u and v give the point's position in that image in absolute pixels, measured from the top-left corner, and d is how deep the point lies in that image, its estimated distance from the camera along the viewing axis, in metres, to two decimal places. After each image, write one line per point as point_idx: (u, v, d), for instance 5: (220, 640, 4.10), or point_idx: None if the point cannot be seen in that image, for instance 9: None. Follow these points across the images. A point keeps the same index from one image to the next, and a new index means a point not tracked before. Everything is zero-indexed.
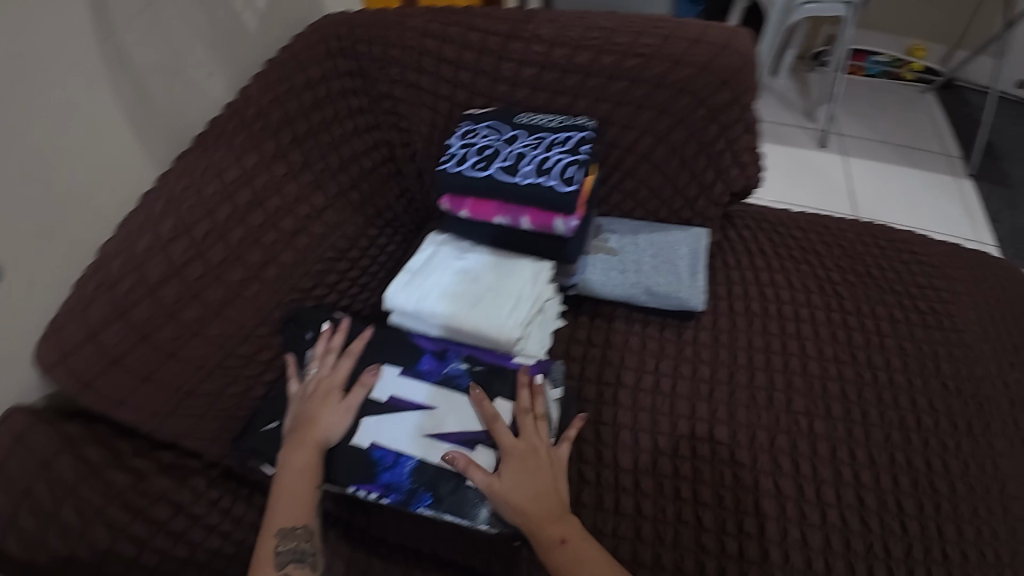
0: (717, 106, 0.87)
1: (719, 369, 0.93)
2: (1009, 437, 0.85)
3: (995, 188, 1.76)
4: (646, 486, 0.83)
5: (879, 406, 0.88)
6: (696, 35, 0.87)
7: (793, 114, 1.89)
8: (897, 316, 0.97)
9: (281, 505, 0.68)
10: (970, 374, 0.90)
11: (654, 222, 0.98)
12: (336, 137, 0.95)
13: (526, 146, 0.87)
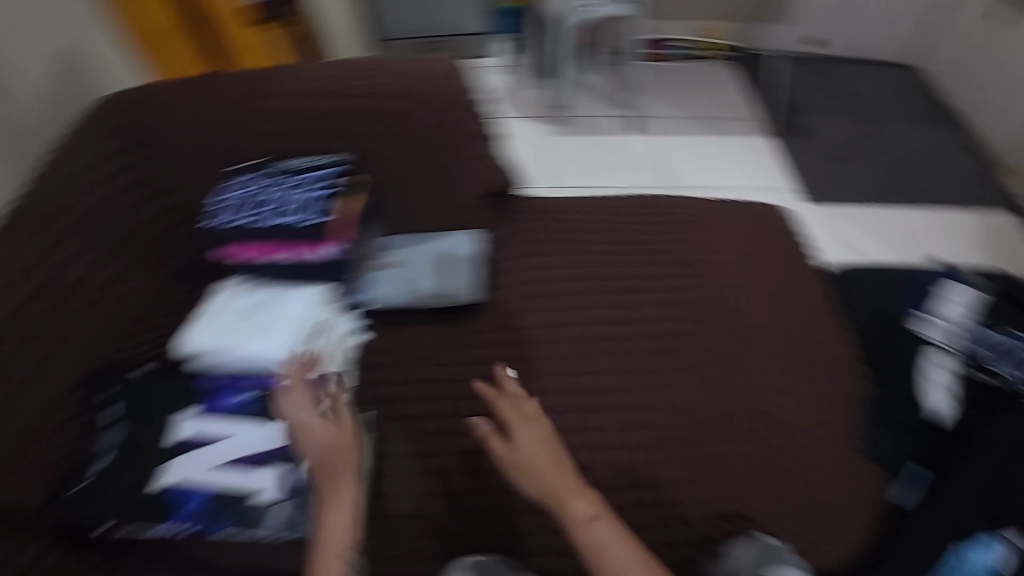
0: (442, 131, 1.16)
1: (510, 346, 1.01)
2: (739, 347, 1.04)
3: (792, 140, 2.08)
4: (453, 462, 0.90)
5: (643, 356, 1.01)
6: (410, 87, 1.17)
7: (604, 106, 2.11)
8: (654, 272, 1.12)
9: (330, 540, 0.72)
10: (704, 303, 1.08)
11: (426, 233, 1.13)
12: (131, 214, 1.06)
13: (292, 188, 1.07)
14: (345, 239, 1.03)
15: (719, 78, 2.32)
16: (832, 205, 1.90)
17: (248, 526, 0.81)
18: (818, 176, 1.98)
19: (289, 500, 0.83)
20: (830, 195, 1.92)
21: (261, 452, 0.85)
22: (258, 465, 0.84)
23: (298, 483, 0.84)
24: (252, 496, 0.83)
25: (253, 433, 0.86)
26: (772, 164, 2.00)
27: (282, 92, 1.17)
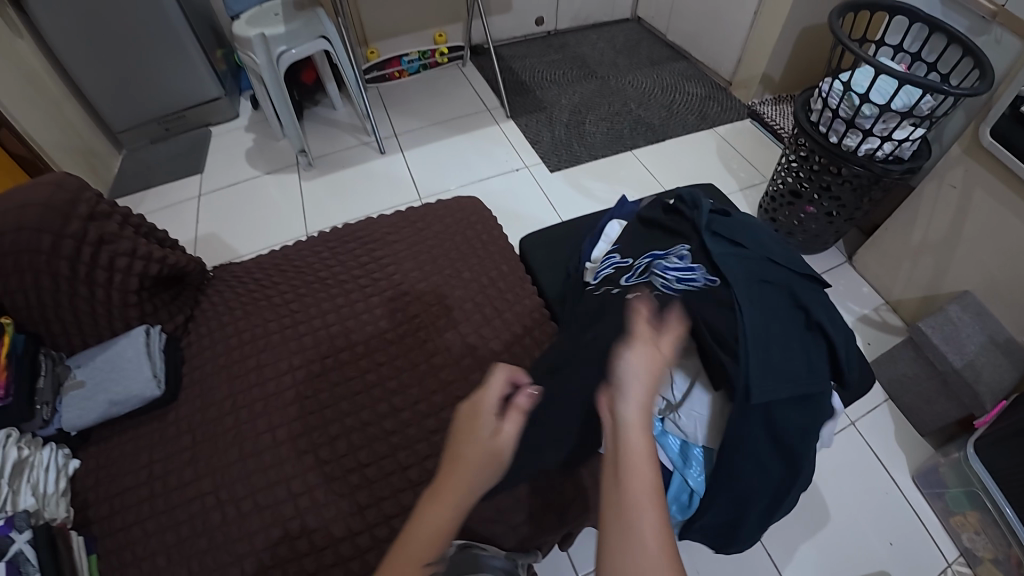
0: (71, 224, 0.96)
1: (227, 404, 1.00)
2: (450, 338, 1.07)
3: (532, 116, 2.23)
4: (189, 538, 0.88)
5: (357, 364, 1.04)
6: (29, 195, 0.96)
7: (353, 136, 2.19)
8: (356, 288, 1.14)
9: None
10: (412, 307, 1.11)
11: (106, 341, 1.05)
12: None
13: None
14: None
15: (459, 77, 2.46)
16: (574, 167, 2.04)
17: None
18: (560, 144, 2.12)
19: None
20: (570, 159, 2.06)
21: None
22: None
23: None
24: None
25: None
26: (522, 143, 2.11)
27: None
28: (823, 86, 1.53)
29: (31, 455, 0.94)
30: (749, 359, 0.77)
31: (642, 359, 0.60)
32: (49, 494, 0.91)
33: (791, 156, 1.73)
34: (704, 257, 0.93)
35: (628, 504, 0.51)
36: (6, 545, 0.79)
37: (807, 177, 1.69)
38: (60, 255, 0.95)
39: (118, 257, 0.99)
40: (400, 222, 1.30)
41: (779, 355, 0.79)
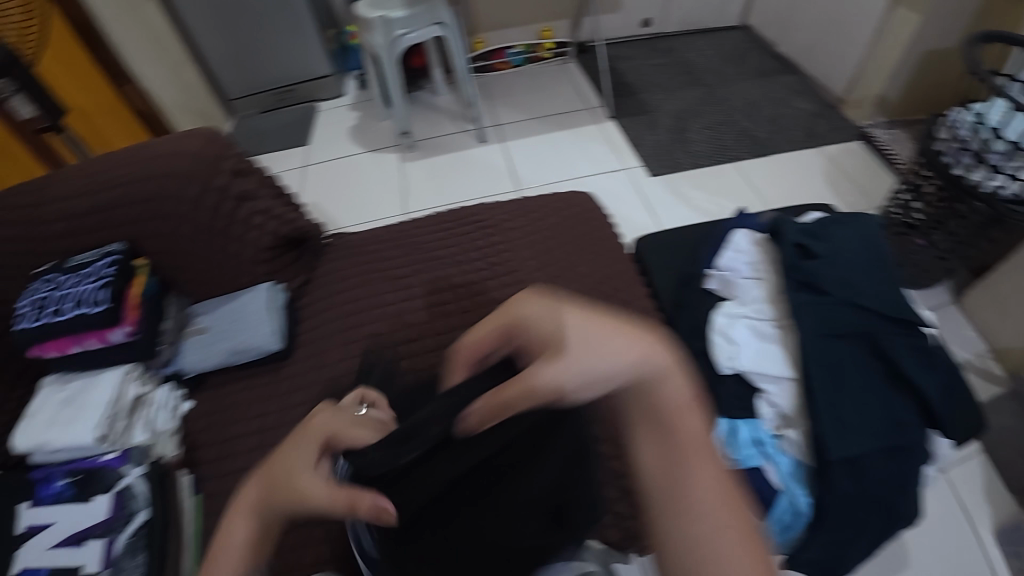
0: (212, 178, 1.00)
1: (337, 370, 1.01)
2: None
3: (634, 118, 2.19)
4: None
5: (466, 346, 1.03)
6: (180, 147, 1.01)
7: (456, 123, 2.20)
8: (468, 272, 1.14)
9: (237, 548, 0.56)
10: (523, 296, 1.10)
11: (231, 293, 1.10)
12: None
13: (66, 284, 0.97)
14: (131, 320, 0.98)
15: (562, 74, 2.43)
16: (675, 173, 1.99)
17: None
18: (661, 149, 2.07)
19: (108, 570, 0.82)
20: (671, 165, 2.02)
21: (84, 526, 0.85)
22: (82, 543, 0.84)
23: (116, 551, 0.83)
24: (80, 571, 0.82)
25: (74, 511, 0.87)
26: (623, 145, 2.08)
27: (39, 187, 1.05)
28: (950, 115, 1.44)
29: (150, 394, 1.01)
30: (823, 424, 0.91)
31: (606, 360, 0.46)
32: (161, 433, 0.99)
33: (903, 189, 1.66)
34: (782, 304, 1.06)
35: (677, 483, 0.43)
36: (118, 478, 0.89)
37: (920, 215, 1.62)
38: (202, 205, 0.99)
39: (254, 214, 1.04)
40: (515, 209, 1.29)
41: (853, 411, 0.92)
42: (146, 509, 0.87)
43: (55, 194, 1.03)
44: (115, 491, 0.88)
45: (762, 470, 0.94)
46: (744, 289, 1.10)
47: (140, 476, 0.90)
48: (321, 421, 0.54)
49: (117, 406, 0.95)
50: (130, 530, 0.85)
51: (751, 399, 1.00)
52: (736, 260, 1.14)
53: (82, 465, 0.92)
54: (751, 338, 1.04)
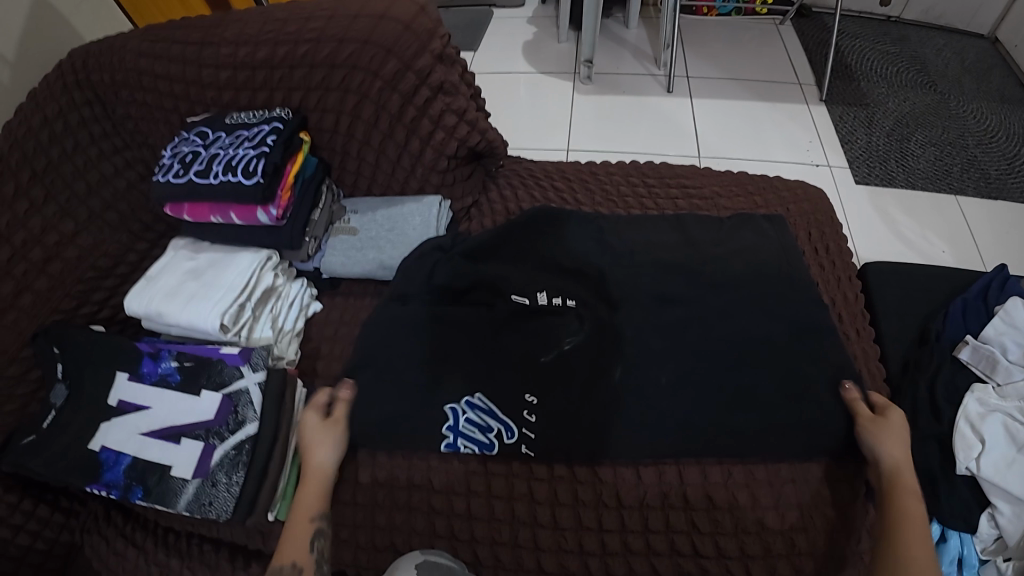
0: (408, 55, 0.81)
1: None
2: None
3: (849, 109, 1.85)
4: (413, 454, 0.81)
5: None
6: (384, 10, 0.83)
7: (643, 63, 1.92)
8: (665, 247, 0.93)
9: (306, 494, 0.71)
10: None
11: (393, 196, 0.94)
12: (104, 175, 1.03)
13: (221, 145, 0.83)
14: (281, 203, 0.83)
15: (771, 34, 2.05)
16: (886, 189, 1.68)
17: (161, 503, 0.74)
18: (875, 155, 1.75)
19: (203, 480, 0.74)
20: (883, 177, 1.70)
21: (186, 424, 0.77)
22: (179, 440, 0.77)
23: (214, 463, 0.75)
24: (168, 471, 0.76)
25: (179, 406, 0.78)
26: (830, 139, 1.76)
27: (213, 26, 0.91)
28: None
29: (284, 286, 0.89)
30: None
31: (886, 429, 0.72)
32: (285, 332, 0.88)
33: None
34: None
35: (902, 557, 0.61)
36: (233, 378, 0.78)
37: None
38: (396, 88, 0.83)
39: (448, 112, 0.85)
40: (731, 189, 1.08)
41: None
42: (256, 421, 0.77)
43: (228, 36, 0.88)
44: (224, 392, 0.78)
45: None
46: (1010, 378, 0.86)
47: (257, 382, 0.78)
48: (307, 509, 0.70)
49: (248, 293, 0.83)
50: (232, 442, 0.75)
51: (977, 513, 0.80)
52: (1008, 334, 0.90)
53: (195, 350, 0.82)
54: (1004, 441, 0.80)
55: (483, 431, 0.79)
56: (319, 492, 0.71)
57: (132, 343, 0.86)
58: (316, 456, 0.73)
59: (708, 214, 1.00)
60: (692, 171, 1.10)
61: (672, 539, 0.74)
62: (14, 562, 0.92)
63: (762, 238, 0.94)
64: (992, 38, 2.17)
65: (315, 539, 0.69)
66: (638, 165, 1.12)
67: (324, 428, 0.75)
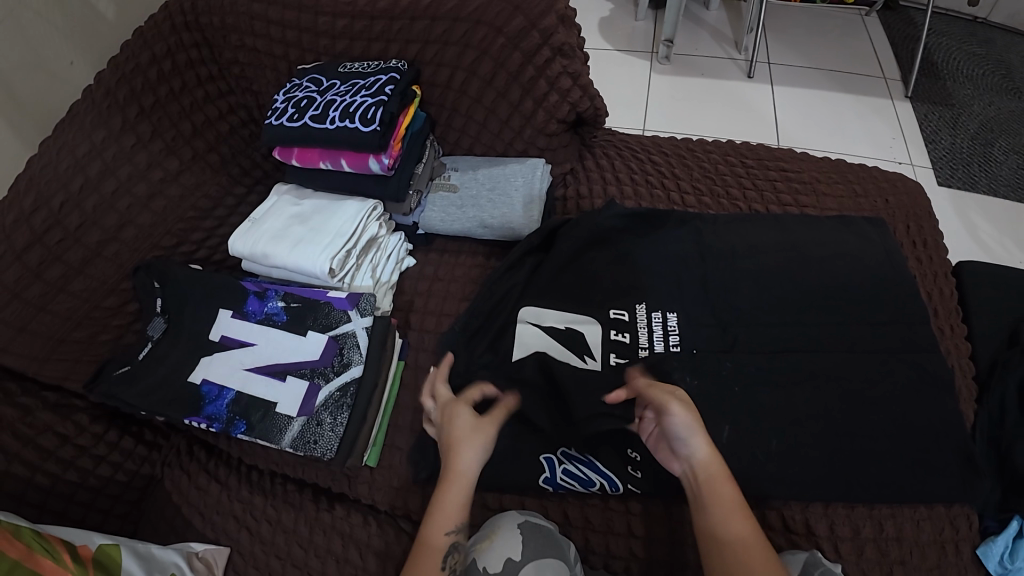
0: (533, 13, 0.80)
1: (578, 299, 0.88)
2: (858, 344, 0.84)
3: (935, 109, 1.79)
4: None
5: None
6: None
7: (723, 46, 1.88)
8: (756, 237, 0.93)
9: (452, 488, 0.68)
10: None
11: (495, 157, 0.94)
12: (207, 118, 1.04)
13: (337, 92, 0.83)
14: (392, 153, 0.83)
15: (857, 26, 1.98)
16: (968, 193, 1.63)
17: (265, 437, 0.76)
18: (958, 157, 1.69)
19: (308, 419, 0.76)
20: (965, 180, 1.65)
21: (292, 363, 0.80)
22: (284, 378, 0.79)
23: (319, 402, 0.77)
24: (274, 407, 0.78)
25: (286, 344, 0.81)
26: (914, 137, 1.72)
27: None
28: None
29: (384, 238, 0.90)
30: None
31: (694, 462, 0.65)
32: (383, 284, 0.89)
33: None
34: None
35: None
36: (340, 321, 0.80)
37: None
38: (518, 46, 0.82)
39: (564, 76, 0.83)
40: (830, 176, 1.06)
41: None
42: (361, 365, 0.78)
43: None
44: (331, 334, 0.79)
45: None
46: None
47: (363, 327, 0.80)
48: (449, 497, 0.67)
49: (355, 242, 0.84)
50: (337, 383, 0.77)
51: None
52: None
53: (302, 292, 0.83)
54: None
55: (583, 482, 0.77)
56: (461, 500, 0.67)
57: (236, 282, 0.88)
58: (459, 460, 0.69)
59: (810, 215, 0.98)
60: (790, 156, 1.09)
61: (763, 513, 0.78)
62: (90, 493, 0.91)
63: (864, 243, 0.92)
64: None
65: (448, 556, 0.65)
66: (734, 145, 1.10)
67: (473, 432, 0.71)
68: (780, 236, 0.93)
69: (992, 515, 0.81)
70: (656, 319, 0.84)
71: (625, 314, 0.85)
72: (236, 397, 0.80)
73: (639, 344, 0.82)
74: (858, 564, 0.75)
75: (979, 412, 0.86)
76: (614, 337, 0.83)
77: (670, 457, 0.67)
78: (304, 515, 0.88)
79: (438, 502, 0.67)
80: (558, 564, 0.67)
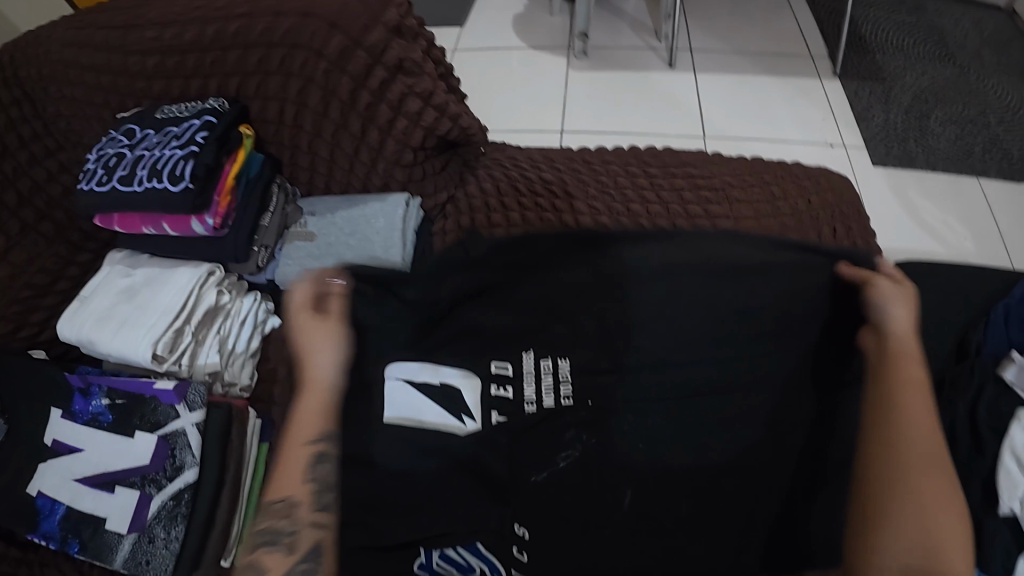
0: (357, 30, 0.70)
1: None
2: None
3: (866, 84, 1.71)
4: None
5: None
6: None
7: (642, 36, 1.78)
8: None
9: (301, 417, 0.68)
10: None
11: (355, 194, 0.82)
12: (35, 182, 0.90)
13: (145, 145, 0.70)
14: (218, 211, 0.71)
15: (779, 4, 1.90)
16: (905, 170, 1.55)
17: (96, 559, 0.65)
18: (892, 134, 1.62)
19: (140, 535, 0.65)
20: (901, 157, 1.57)
21: (122, 470, 0.67)
22: (113, 488, 0.67)
23: (151, 514, 0.66)
24: (103, 524, 0.66)
25: (114, 448, 0.69)
26: (844, 116, 1.64)
27: (143, 11, 0.79)
28: None
29: (233, 305, 0.76)
30: None
31: (895, 305, 0.68)
32: (238, 354, 0.76)
33: None
34: None
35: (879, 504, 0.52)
36: (169, 418, 0.68)
37: None
38: (344, 69, 0.71)
39: (410, 97, 0.72)
40: (742, 180, 0.96)
41: None
42: (197, 467, 0.67)
43: (156, 17, 0.76)
44: (161, 435, 0.67)
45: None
46: None
47: (194, 423, 0.68)
48: (303, 416, 0.68)
49: (189, 316, 0.72)
50: (170, 490, 0.66)
51: None
52: None
53: (127, 385, 0.70)
54: None
55: (461, 568, 0.65)
56: (314, 410, 0.68)
57: (63, 372, 0.74)
58: (313, 372, 0.70)
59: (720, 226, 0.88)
60: (697, 161, 0.99)
61: None
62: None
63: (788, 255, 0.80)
64: (1010, 9, 1.96)
65: (313, 466, 0.66)
66: (636, 154, 1.00)
67: (320, 331, 0.72)
68: (690, 255, 0.77)
69: None
70: (545, 369, 0.73)
71: (508, 367, 0.74)
72: (71, 510, 0.68)
73: (525, 398, 0.72)
74: None
75: None
76: (495, 393, 0.73)
77: (865, 332, 0.69)
78: None
79: (297, 417, 0.69)
80: None
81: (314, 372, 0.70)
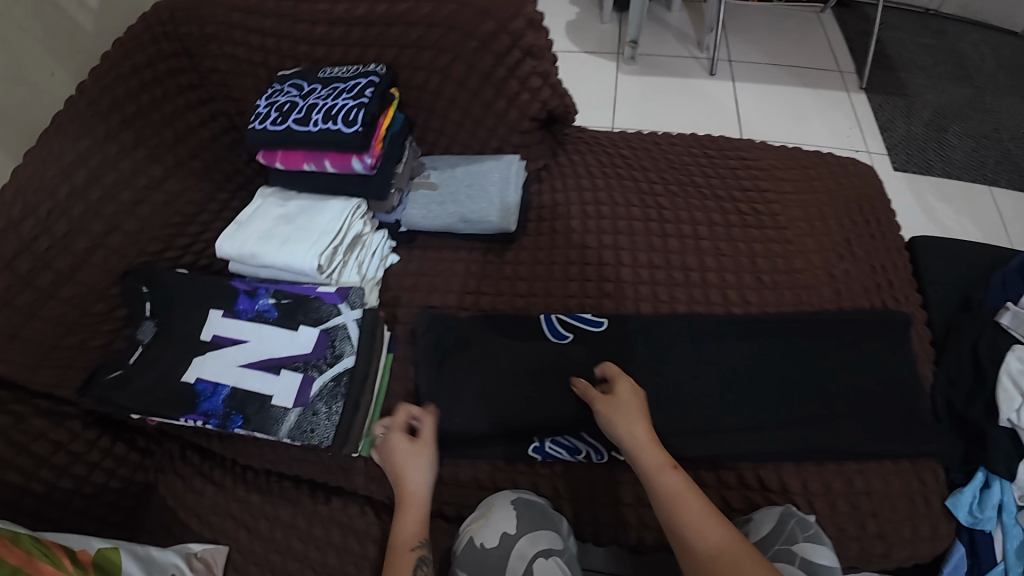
0: (503, 16, 0.85)
1: (553, 286, 0.93)
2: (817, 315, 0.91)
3: (889, 99, 1.88)
4: None
5: (697, 304, 0.92)
6: None
7: (686, 46, 1.95)
8: (715, 221, 1.00)
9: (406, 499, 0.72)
10: (784, 268, 0.96)
11: (472, 154, 0.99)
12: (189, 125, 1.06)
13: (318, 96, 0.87)
14: (374, 152, 0.87)
15: (812, 23, 2.07)
16: (924, 176, 1.71)
17: (262, 429, 0.79)
18: (913, 143, 1.78)
19: (303, 409, 0.80)
20: (920, 165, 1.73)
21: (287, 356, 0.83)
22: (277, 371, 0.82)
23: (314, 392, 0.81)
24: (269, 400, 0.81)
25: (279, 338, 0.84)
26: (868, 125, 1.80)
27: None
28: None
29: (368, 237, 0.93)
30: None
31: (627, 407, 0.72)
32: (369, 280, 0.93)
33: None
34: None
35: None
36: (331, 314, 0.85)
37: None
38: (488, 48, 0.87)
39: (534, 76, 0.89)
40: (789, 162, 1.12)
41: None
42: (353, 356, 0.83)
43: None
44: (324, 328, 0.84)
45: (992, 534, 0.84)
46: None
47: (354, 320, 0.85)
48: (409, 499, 0.72)
49: (342, 239, 0.88)
50: (331, 373, 0.82)
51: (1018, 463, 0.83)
52: None
53: (292, 289, 0.87)
54: None
55: (571, 452, 0.82)
56: (415, 523, 0.71)
57: (226, 281, 0.91)
58: (410, 488, 0.73)
59: (770, 199, 1.05)
60: (750, 145, 1.15)
61: (739, 474, 0.82)
62: (86, 500, 0.89)
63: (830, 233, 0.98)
64: None
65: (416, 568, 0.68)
66: (695, 138, 1.17)
67: (413, 453, 0.75)
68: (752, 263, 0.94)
69: (959, 469, 0.86)
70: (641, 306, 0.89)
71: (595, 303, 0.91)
72: (237, 391, 0.82)
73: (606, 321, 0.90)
74: (832, 519, 0.80)
75: (938, 372, 0.92)
76: (590, 320, 0.89)
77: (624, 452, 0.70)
78: (301, 508, 0.90)
79: (399, 528, 0.71)
80: (551, 532, 0.72)
81: (415, 496, 0.73)
